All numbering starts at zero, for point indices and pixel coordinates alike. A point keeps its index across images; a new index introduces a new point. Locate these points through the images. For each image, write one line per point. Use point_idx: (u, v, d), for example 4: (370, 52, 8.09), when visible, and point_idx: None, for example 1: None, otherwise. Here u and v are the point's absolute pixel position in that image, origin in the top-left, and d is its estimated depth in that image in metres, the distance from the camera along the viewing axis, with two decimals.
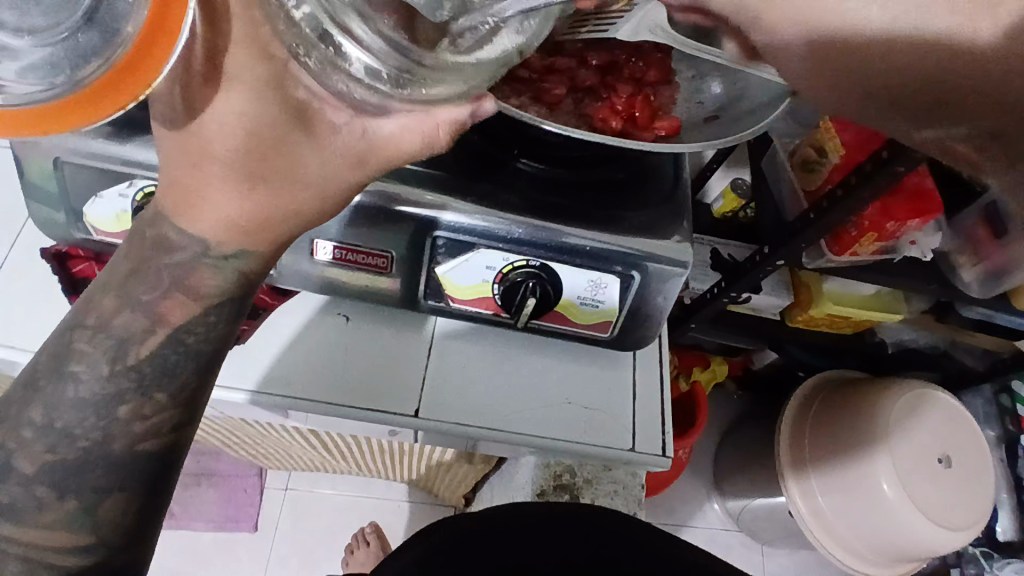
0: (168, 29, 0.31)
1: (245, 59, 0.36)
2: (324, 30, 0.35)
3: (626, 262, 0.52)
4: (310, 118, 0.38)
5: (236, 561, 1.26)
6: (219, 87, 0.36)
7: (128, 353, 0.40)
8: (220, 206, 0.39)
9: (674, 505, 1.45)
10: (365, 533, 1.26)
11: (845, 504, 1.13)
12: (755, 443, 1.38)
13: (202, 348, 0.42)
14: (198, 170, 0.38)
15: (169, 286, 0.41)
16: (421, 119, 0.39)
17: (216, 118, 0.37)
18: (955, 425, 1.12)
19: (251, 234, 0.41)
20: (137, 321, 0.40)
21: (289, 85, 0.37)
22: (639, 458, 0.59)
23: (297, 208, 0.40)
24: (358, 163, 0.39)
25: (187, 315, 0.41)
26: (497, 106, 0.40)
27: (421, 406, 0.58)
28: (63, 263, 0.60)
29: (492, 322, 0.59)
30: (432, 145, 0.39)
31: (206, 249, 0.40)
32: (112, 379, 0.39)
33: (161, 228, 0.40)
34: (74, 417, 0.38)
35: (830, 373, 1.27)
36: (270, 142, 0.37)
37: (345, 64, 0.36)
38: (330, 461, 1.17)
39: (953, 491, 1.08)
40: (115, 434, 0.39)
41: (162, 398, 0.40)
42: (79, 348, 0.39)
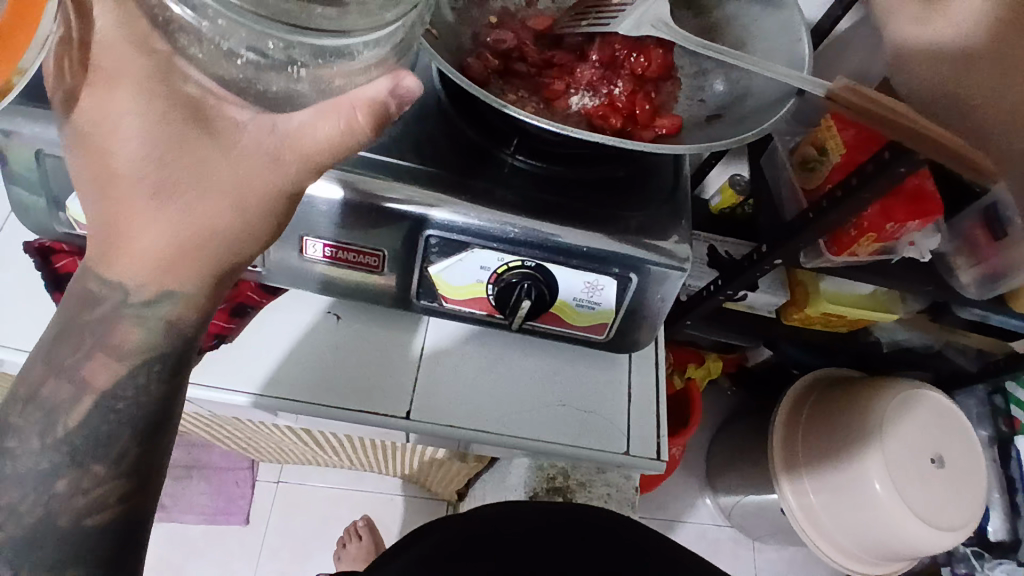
0: (28, 6, 0.33)
1: (128, 56, 0.38)
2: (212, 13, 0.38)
3: (624, 264, 0.51)
4: (211, 115, 0.40)
5: (226, 553, 1.25)
6: (108, 91, 0.38)
7: (56, 424, 0.42)
8: (145, 235, 0.40)
9: (666, 500, 1.46)
10: (356, 526, 1.26)
11: (831, 501, 1.14)
12: (746, 441, 1.38)
13: (132, 412, 0.43)
14: (111, 199, 0.39)
15: (93, 346, 0.43)
16: (335, 102, 0.38)
17: (115, 132, 0.38)
18: (946, 424, 1.12)
19: (180, 260, 0.41)
20: (63, 390, 0.42)
21: (178, 79, 0.39)
22: (633, 461, 0.59)
23: (216, 221, 0.40)
24: (273, 160, 0.40)
25: (111, 378, 0.43)
26: (421, 84, 0.38)
27: (413, 408, 0.57)
28: (46, 257, 0.59)
29: (486, 323, 0.58)
30: (354, 130, 0.38)
31: (125, 297, 0.42)
32: (45, 454, 0.42)
33: (86, 283, 0.42)
34: (17, 493, 0.42)
35: (823, 371, 1.27)
36: (171, 145, 0.38)
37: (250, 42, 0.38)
38: (322, 455, 1.16)
39: (944, 492, 1.08)
40: (56, 510, 0.42)
41: (98, 470, 0.43)
42: (13, 423, 0.42)
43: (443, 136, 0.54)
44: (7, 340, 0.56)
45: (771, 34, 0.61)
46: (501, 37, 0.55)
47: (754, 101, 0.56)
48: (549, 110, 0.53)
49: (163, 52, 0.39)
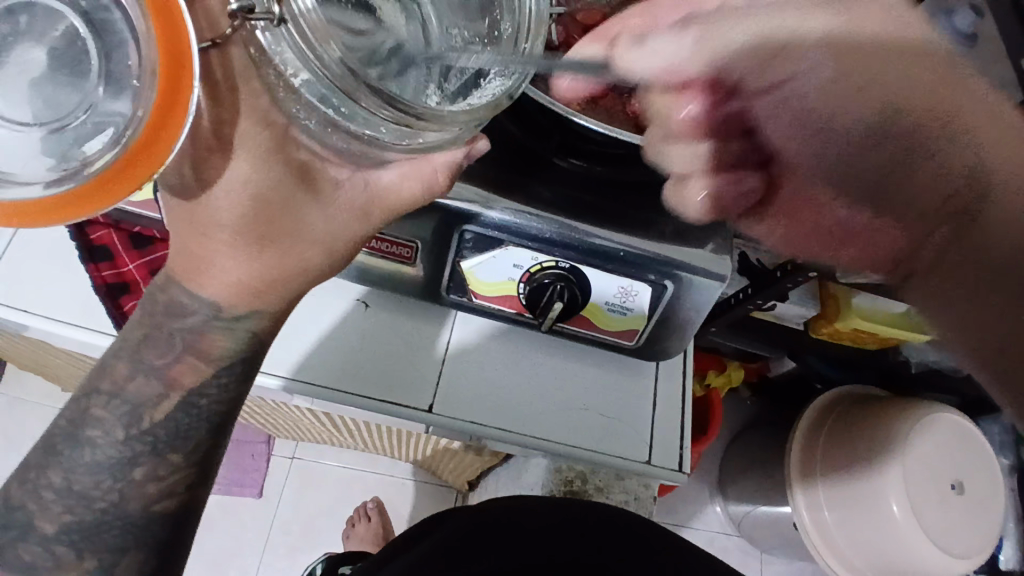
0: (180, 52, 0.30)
1: (251, 130, 0.39)
2: (322, 94, 0.36)
3: (660, 271, 0.50)
4: (314, 174, 0.41)
5: (240, 525, 1.27)
6: (229, 154, 0.39)
7: (142, 418, 0.44)
8: (230, 270, 0.43)
9: (676, 504, 1.44)
10: (366, 508, 1.28)
11: (845, 517, 1.11)
12: (763, 452, 1.36)
13: (211, 409, 0.46)
14: (209, 240, 0.42)
15: (181, 350, 0.45)
16: (417, 164, 0.42)
17: (226, 187, 0.40)
18: (969, 450, 1.09)
19: (261, 293, 0.44)
20: (149, 387, 0.44)
21: (292, 148, 0.40)
22: (654, 471, 0.58)
23: (305, 264, 0.43)
24: (364, 215, 0.43)
25: (197, 378, 0.45)
26: (489, 146, 0.43)
27: (435, 401, 0.57)
28: (80, 227, 0.61)
29: (514, 320, 0.58)
30: (433, 188, 0.42)
31: (216, 313, 0.44)
32: (125, 444, 0.44)
33: (172, 294, 0.44)
34: (90, 480, 0.43)
35: (845, 390, 1.23)
36: (277, 204, 0.41)
37: (344, 121, 0.37)
38: (337, 436, 1.17)
39: (961, 518, 1.06)
40: (129, 496, 0.44)
41: (175, 459, 0.45)
42: (95, 415, 0.44)
43: (484, 130, 0.53)
44: (47, 310, 0.57)
45: None
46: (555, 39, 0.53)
47: None
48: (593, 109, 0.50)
49: (280, 126, 0.39)
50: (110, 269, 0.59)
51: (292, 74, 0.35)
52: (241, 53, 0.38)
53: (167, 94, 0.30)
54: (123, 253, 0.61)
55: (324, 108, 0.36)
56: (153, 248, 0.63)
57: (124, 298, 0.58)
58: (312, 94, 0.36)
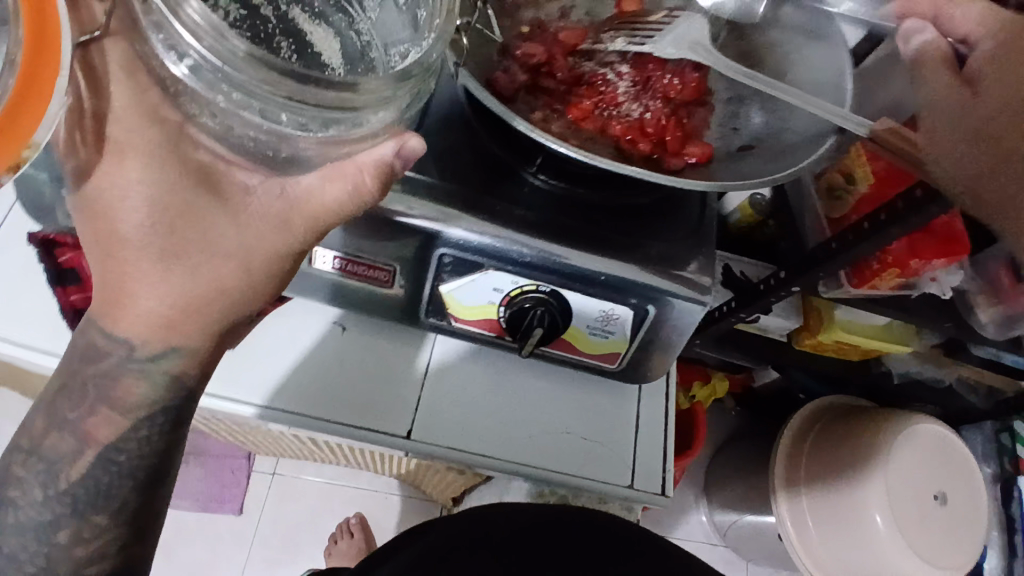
0: (49, 39, 0.30)
1: (138, 125, 0.39)
2: (208, 81, 0.37)
3: (641, 296, 0.49)
4: (218, 179, 0.41)
5: (216, 542, 1.25)
6: (120, 157, 0.39)
7: (58, 477, 0.43)
8: (145, 297, 0.41)
9: (662, 515, 1.44)
10: (349, 523, 1.26)
11: (829, 528, 1.11)
12: (746, 464, 1.36)
13: (133, 465, 0.45)
14: (116, 262, 0.40)
15: (96, 399, 0.44)
16: (341, 168, 0.41)
17: (122, 199, 0.39)
18: (950, 460, 1.10)
19: (182, 322, 0.42)
20: (65, 442, 0.43)
21: (188, 148, 0.40)
22: (637, 496, 0.57)
23: (220, 284, 0.41)
24: (283, 223, 0.42)
25: (114, 433, 0.44)
26: (423, 143, 0.41)
27: (414, 427, 0.56)
28: (49, 248, 0.58)
29: (495, 343, 0.57)
30: (362, 194, 0.41)
31: (131, 352, 0.43)
32: (48, 505, 0.43)
33: (90, 337, 0.43)
34: (18, 542, 0.42)
35: (828, 402, 1.24)
36: (181, 213, 0.40)
37: (239, 109, 0.38)
38: (318, 451, 1.15)
39: (944, 530, 1.06)
40: (57, 559, 0.43)
41: (99, 520, 0.44)
42: (16, 475, 0.43)
43: (460, 148, 0.52)
44: (11, 334, 0.56)
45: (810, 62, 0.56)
46: (532, 51, 0.51)
47: (795, 134, 0.52)
48: (574, 131, 0.50)
49: (173, 122, 0.40)
50: (78, 292, 0.57)
51: (174, 61, 0.37)
52: (127, 47, 0.38)
53: (29, 75, 0.30)
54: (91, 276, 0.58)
55: (214, 97, 0.38)
56: None
57: None
58: (202, 82, 0.37)
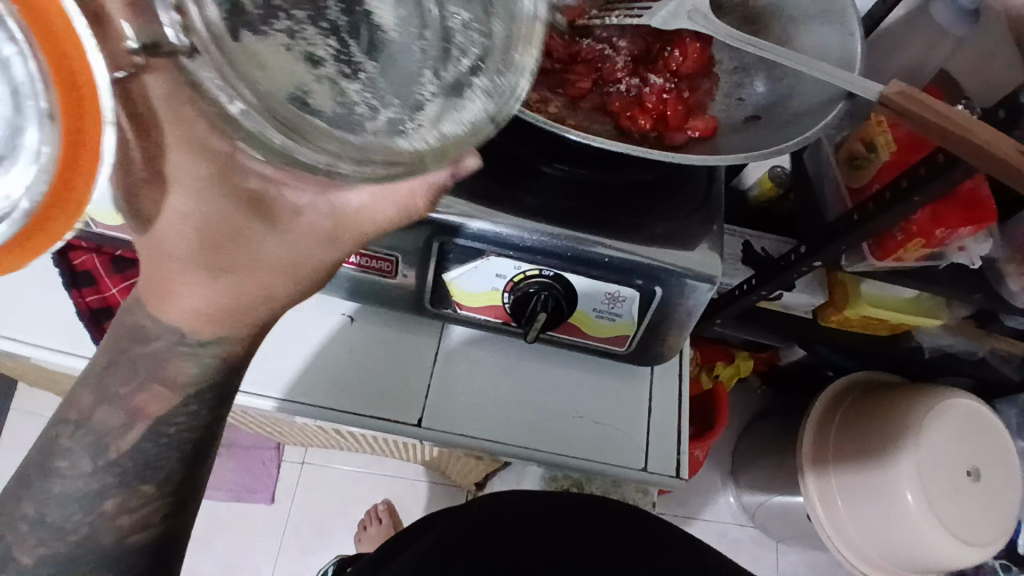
0: (75, 78, 0.26)
1: (189, 161, 0.37)
2: (260, 119, 0.33)
3: (648, 277, 0.48)
4: (269, 203, 0.40)
5: (252, 530, 1.28)
6: (164, 186, 0.38)
7: (108, 448, 0.43)
8: (188, 302, 0.41)
9: (688, 496, 1.43)
10: (377, 510, 1.28)
11: (858, 505, 1.09)
12: (773, 442, 1.34)
13: (183, 437, 0.44)
14: (163, 272, 0.40)
15: (146, 375, 0.43)
16: (394, 187, 0.40)
17: (170, 219, 0.38)
18: (985, 436, 1.06)
19: (224, 323, 0.42)
20: (115, 416, 0.43)
21: (238, 177, 0.38)
22: (651, 478, 0.57)
23: (268, 293, 0.42)
24: (330, 239, 0.41)
25: (164, 407, 0.43)
26: (479, 164, 0.39)
27: (425, 416, 0.56)
28: (63, 252, 0.60)
29: (500, 330, 0.57)
30: (411, 211, 0.41)
31: (181, 338, 0.42)
32: (95, 475, 0.43)
33: (139, 317, 0.42)
34: (61, 513, 0.42)
35: (855, 377, 1.20)
36: (227, 232, 0.39)
37: (287, 147, 0.33)
38: (344, 440, 1.17)
39: (978, 506, 1.03)
40: (102, 527, 0.43)
41: (147, 490, 0.44)
42: (64, 445, 0.43)
43: None
44: (31, 335, 0.58)
45: (820, 28, 0.54)
46: None
47: (801, 101, 0.50)
48: (571, 109, 0.50)
49: (222, 153, 0.37)
50: (93, 293, 0.59)
51: (226, 100, 0.33)
52: (171, 77, 0.35)
53: (74, 127, 0.26)
54: (106, 277, 0.61)
55: (262, 133, 0.33)
56: (135, 268, 0.61)
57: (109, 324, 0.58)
58: (253, 123, 0.33)
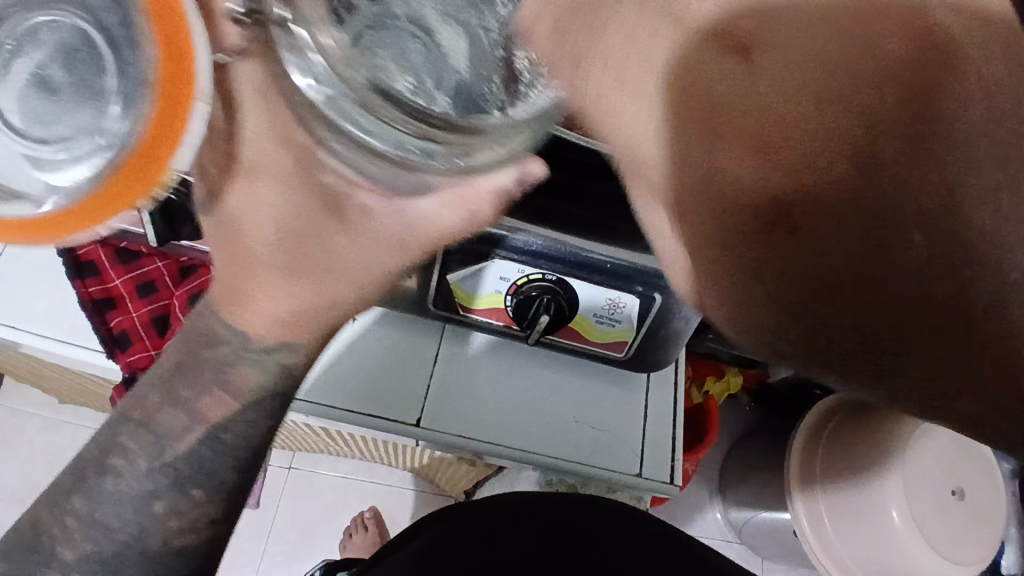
0: (178, 38, 0.30)
1: (273, 151, 0.41)
2: (341, 105, 0.36)
3: (648, 283, 0.49)
4: (341, 202, 0.42)
5: (236, 534, 1.26)
6: (254, 183, 0.41)
7: (166, 449, 0.45)
8: (265, 306, 0.44)
9: (676, 511, 1.44)
10: (364, 517, 1.27)
11: (845, 522, 1.10)
12: (762, 458, 1.35)
13: (237, 443, 0.47)
14: (244, 272, 0.43)
15: (217, 387, 0.46)
16: (461, 194, 0.41)
17: (255, 218, 0.41)
18: (970, 457, 1.08)
19: (294, 326, 0.44)
20: (179, 420, 0.46)
21: (316, 173, 0.41)
22: (646, 484, 0.58)
23: (332, 298, 0.43)
24: (399, 246, 0.42)
25: (226, 413, 0.47)
26: (546, 171, 0.40)
27: (423, 415, 0.57)
28: None
29: (504, 333, 0.58)
30: (477, 218, 0.41)
31: (246, 344, 0.45)
32: (149, 475, 0.45)
33: (211, 323, 0.45)
34: (112, 512, 0.45)
35: (845, 396, 1.21)
36: (307, 232, 0.41)
37: (370, 139, 0.37)
38: (334, 444, 1.17)
39: (963, 526, 1.05)
40: (152, 530, 0.45)
41: (197, 495, 0.46)
42: (123, 443, 0.45)
43: None
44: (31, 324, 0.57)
45: None
46: None
47: None
48: None
49: (303, 146, 0.41)
50: (96, 284, 0.60)
51: (309, 83, 0.36)
52: (263, 71, 0.39)
53: (169, 96, 0.29)
54: (109, 268, 0.61)
55: (342, 120, 0.37)
56: (139, 261, 0.63)
57: (111, 314, 0.59)
58: (340, 108, 0.36)
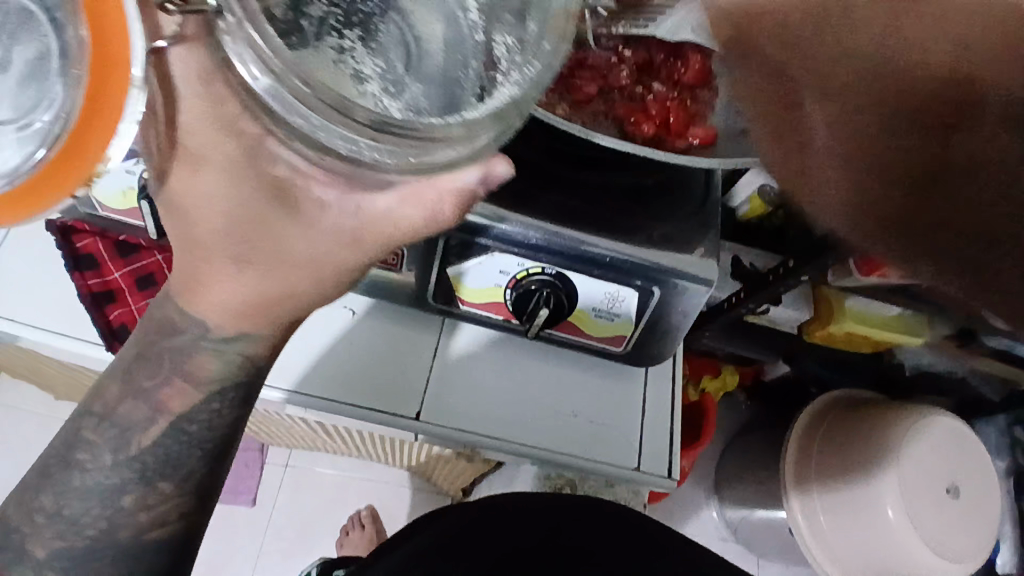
0: (109, 18, 0.28)
1: (214, 139, 0.38)
2: (285, 99, 0.32)
3: (647, 277, 0.50)
4: (293, 194, 0.40)
5: (232, 531, 1.27)
6: (196, 170, 0.39)
7: (130, 442, 0.46)
8: (219, 295, 0.44)
9: (673, 509, 1.45)
10: (361, 516, 1.26)
11: (840, 518, 1.11)
12: (756, 456, 1.35)
13: (203, 436, 0.48)
14: (196, 259, 0.43)
15: (169, 371, 0.47)
16: (421, 192, 0.41)
17: (203, 208, 0.40)
18: (964, 454, 1.08)
19: (250, 316, 0.45)
20: (138, 410, 0.46)
21: (265, 163, 0.39)
22: (644, 478, 0.58)
23: (291, 290, 0.43)
24: (354, 240, 0.42)
25: (186, 404, 0.47)
26: (510, 171, 0.42)
27: (423, 409, 0.57)
28: (66, 235, 0.61)
29: (501, 327, 0.58)
30: (437, 217, 0.42)
31: (205, 332, 0.46)
32: (115, 469, 0.46)
33: (166, 311, 0.46)
34: (81, 506, 0.45)
35: (841, 393, 1.22)
36: (253, 221, 0.41)
37: (318, 134, 0.33)
38: (332, 442, 1.17)
39: (957, 523, 1.05)
40: (120, 524, 0.45)
41: (164, 487, 0.47)
42: (87, 437, 0.45)
43: None
44: (32, 318, 0.58)
45: None
46: None
47: None
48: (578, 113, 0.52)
49: (251, 135, 0.38)
50: (95, 277, 0.59)
51: (252, 72, 0.32)
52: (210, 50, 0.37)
53: (98, 82, 0.28)
54: (108, 261, 0.61)
55: (288, 118, 0.33)
56: (137, 255, 0.62)
57: (110, 308, 0.58)
58: (281, 99, 0.32)
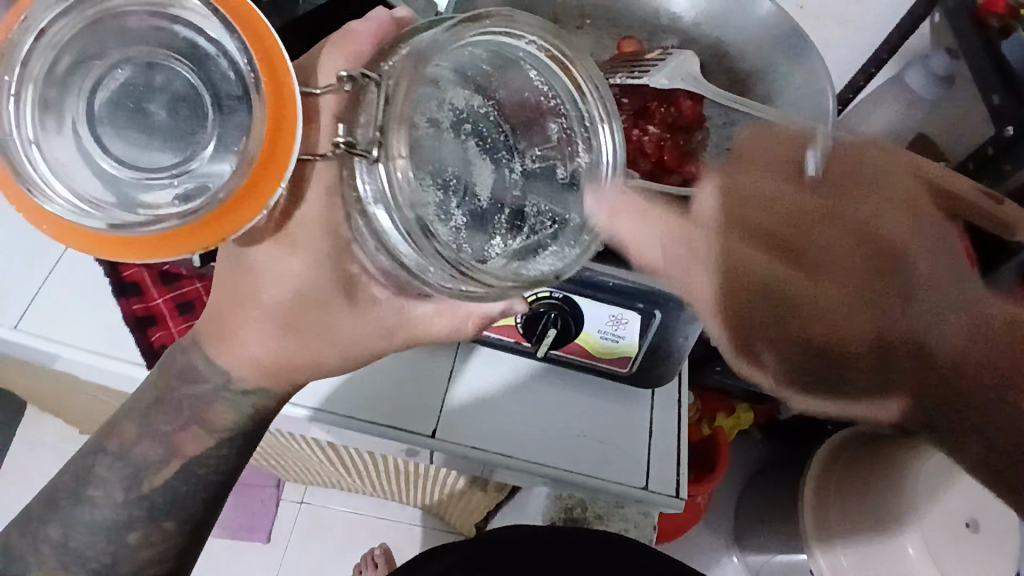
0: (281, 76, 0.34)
1: (316, 234, 0.43)
2: (391, 225, 0.36)
3: (649, 301, 0.53)
4: (357, 288, 0.45)
5: (247, 570, 1.27)
6: (286, 250, 0.43)
7: (141, 481, 0.51)
8: (250, 350, 0.48)
9: (692, 552, 1.44)
10: (373, 554, 1.25)
11: (861, 560, 1.10)
12: (772, 496, 1.34)
13: (210, 477, 0.52)
14: (244, 314, 0.46)
15: (186, 416, 0.51)
16: (454, 308, 0.48)
17: (274, 280, 0.44)
18: (985, 490, 1.05)
19: (271, 373, 0.49)
20: (152, 451, 0.51)
21: (346, 260, 0.43)
22: (652, 498, 0.59)
23: (316, 357, 0.48)
24: (388, 334, 0.48)
25: (198, 449, 0.51)
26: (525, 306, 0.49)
27: (439, 427, 0.60)
28: (114, 264, 0.66)
29: (513, 348, 0.61)
30: (459, 331, 0.49)
31: (225, 382, 0.49)
32: (125, 506, 0.51)
33: (190, 358, 0.50)
34: (86, 540, 0.50)
35: (854, 433, 1.22)
36: (311, 304, 0.45)
37: (401, 254, 0.38)
38: (349, 479, 1.18)
39: (980, 560, 1.02)
40: (121, 557, 0.51)
41: (168, 525, 0.52)
42: (99, 474, 0.50)
43: None
44: (76, 340, 0.62)
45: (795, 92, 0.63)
46: None
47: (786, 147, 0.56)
48: None
49: (344, 239, 0.42)
50: (139, 302, 0.64)
51: (370, 204, 0.37)
52: None
53: (275, 127, 0.34)
54: (152, 289, 0.66)
55: (381, 231, 0.37)
56: (178, 283, 0.67)
57: (152, 330, 0.63)
58: (384, 225, 0.37)
